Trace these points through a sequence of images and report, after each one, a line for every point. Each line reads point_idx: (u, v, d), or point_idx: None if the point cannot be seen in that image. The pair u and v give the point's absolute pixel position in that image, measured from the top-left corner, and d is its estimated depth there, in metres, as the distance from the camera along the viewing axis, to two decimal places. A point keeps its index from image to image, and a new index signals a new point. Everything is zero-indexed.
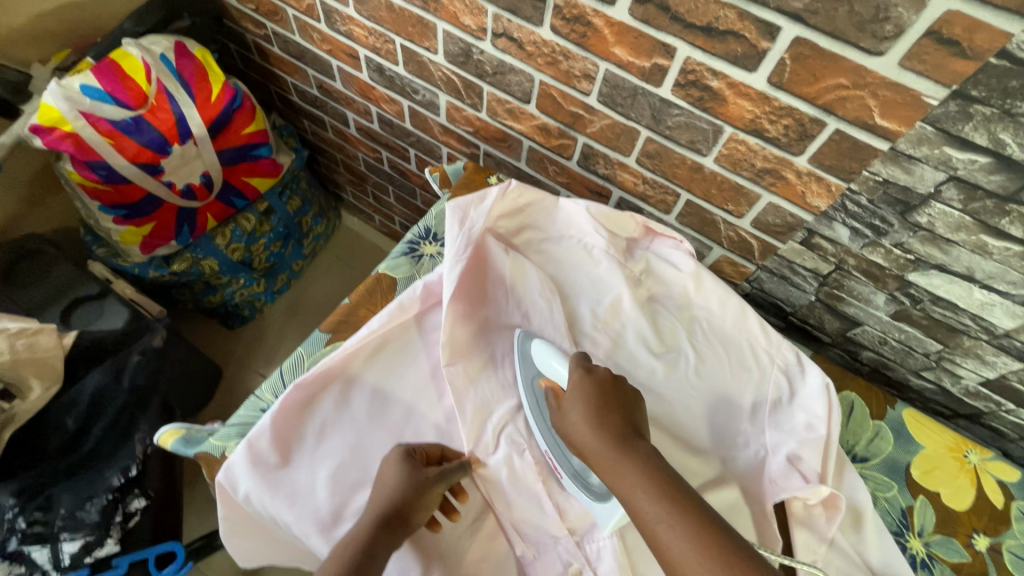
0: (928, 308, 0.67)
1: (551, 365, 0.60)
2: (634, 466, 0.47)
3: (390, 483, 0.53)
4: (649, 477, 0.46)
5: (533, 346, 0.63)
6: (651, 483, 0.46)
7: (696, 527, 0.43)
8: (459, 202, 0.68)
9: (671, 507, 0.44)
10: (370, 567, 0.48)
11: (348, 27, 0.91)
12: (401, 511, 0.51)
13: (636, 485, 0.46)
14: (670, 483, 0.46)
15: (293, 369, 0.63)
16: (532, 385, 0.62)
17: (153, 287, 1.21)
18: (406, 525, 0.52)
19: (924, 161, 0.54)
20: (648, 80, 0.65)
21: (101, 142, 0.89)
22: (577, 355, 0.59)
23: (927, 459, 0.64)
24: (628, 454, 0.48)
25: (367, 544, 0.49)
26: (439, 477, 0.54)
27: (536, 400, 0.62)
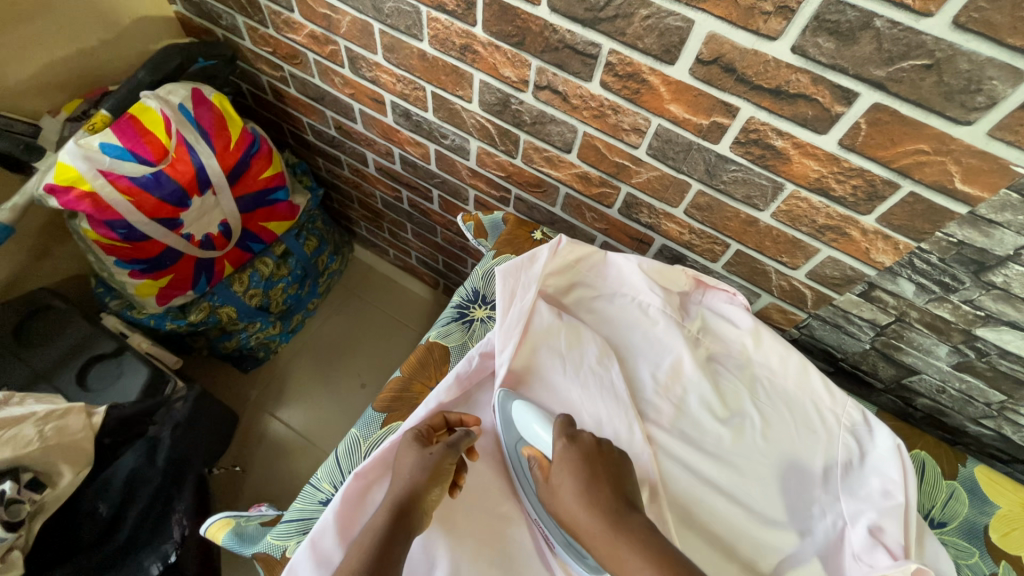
0: (995, 361, 0.66)
1: (534, 432, 0.59)
2: (562, 456, 0.54)
3: (405, 471, 0.53)
4: (575, 463, 0.53)
5: (513, 408, 0.62)
6: (575, 468, 0.53)
7: (607, 508, 0.50)
8: (509, 266, 0.68)
9: (592, 494, 0.51)
10: (392, 549, 0.48)
11: (374, 73, 0.88)
12: (415, 496, 0.51)
13: (560, 470, 0.53)
14: (600, 469, 0.53)
15: (349, 453, 0.61)
16: (517, 454, 0.61)
17: (167, 336, 1.17)
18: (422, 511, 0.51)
19: (1005, 226, 0.52)
20: (705, 137, 0.63)
21: (120, 200, 0.85)
22: (562, 420, 0.59)
23: (1005, 521, 0.62)
24: (565, 446, 0.55)
25: (385, 530, 0.48)
26: (448, 448, 0.55)
27: (521, 467, 0.61)
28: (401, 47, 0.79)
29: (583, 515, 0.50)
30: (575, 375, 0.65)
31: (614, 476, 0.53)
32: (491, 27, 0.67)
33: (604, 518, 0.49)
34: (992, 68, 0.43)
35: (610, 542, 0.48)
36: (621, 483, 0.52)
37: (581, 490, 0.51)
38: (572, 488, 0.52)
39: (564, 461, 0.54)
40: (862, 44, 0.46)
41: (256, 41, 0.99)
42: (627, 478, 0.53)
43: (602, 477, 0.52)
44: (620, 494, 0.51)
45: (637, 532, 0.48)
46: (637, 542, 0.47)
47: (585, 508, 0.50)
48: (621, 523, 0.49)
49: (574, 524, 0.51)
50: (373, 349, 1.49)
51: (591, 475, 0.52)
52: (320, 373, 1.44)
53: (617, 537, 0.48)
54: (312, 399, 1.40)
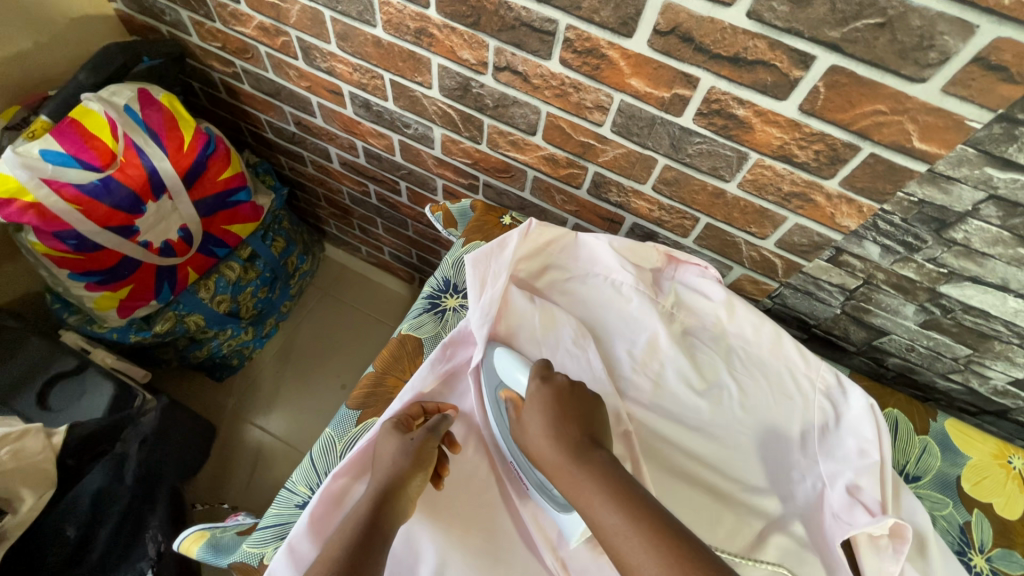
0: (959, 316, 0.67)
1: (514, 376, 0.59)
2: (533, 395, 0.54)
3: (388, 458, 0.53)
4: (544, 399, 0.53)
5: (496, 355, 0.62)
6: (544, 405, 0.53)
7: (570, 443, 0.50)
8: (479, 253, 0.65)
9: (557, 429, 0.51)
10: (377, 534, 0.47)
11: (329, 63, 0.86)
12: (399, 481, 0.50)
13: (530, 407, 0.54)
14: (570, 408, 0.53)
15: (324, 455, 0.59)
16: (495, 398, 0.61)
17: (133, 350, 1.12)
18: (407, 496, 0.51)
19: (963, 182, 0.53)
20: (668, 110, 0.62)
21: (67, 210, 0.81)
22: (539, 364, 0.58)
23: (975, 470, 0.64)
24: (536, 385, 0.55)
25: (368, 517, 0.47)
26: (431, 433, 0.55)
27: (499, 411, 0.61)
28: (355, 34, 0.77)
29: (548, 447, 0.50)
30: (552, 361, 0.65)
31: (583, 416, 0.52)
32: (445, 8, 0.65)
33: (567, 454, 0.49)
34: (943, 23, 0.43)
35: (568, 472, 0.48)
36: (590, 423, 0.52)
37: (549, 428, 0.52)
38: (540, 425, 0.52)
39: (535, 399, 0.54)
40: (816, 6, 0.46)
41: (204, 36, 0.95)
42: (596, 419, 0.53)
43: (571, 416, 0.52)
44: (586, 432, 0.51)
45: (598, 467, 0.47)
46: (596, 476, 0.46)
47: (548, 439, 0.51)
48: (584, 457, 0.48)
49: (540, 457, 0.51)
50: (352, 348, 1.46)
51: (559, 412, 0.52)
52: (298, 375, 1.41)
53: (578, 469, 0.47)
54: (291, 403, 1.37)
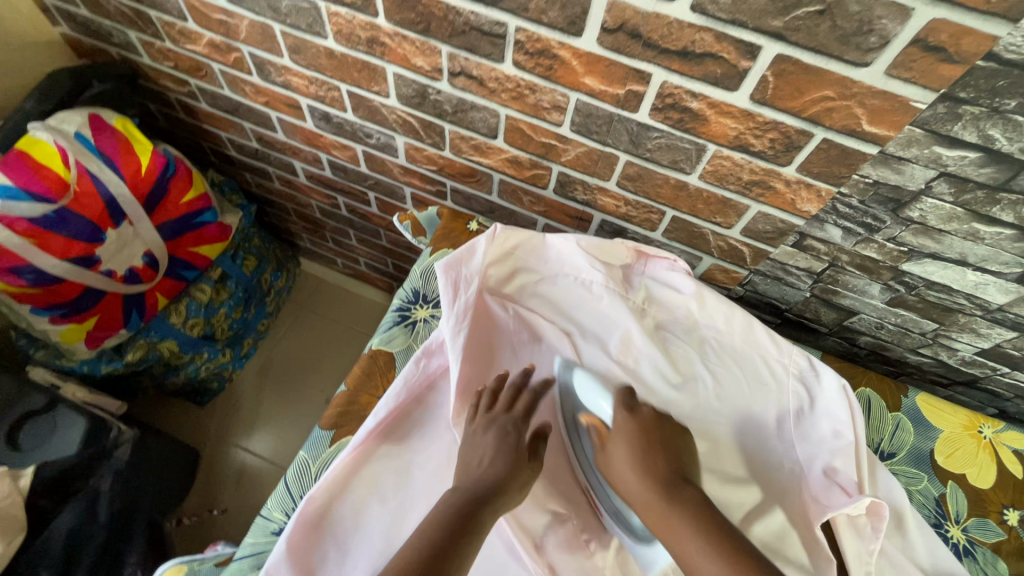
0: (923, 292, 0.68)
1: (597, 403, 0.59)
2: (620, 425, 0.55)
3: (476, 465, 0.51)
4: (630, 435, 0.54)
5: (576, 378, 0.62)
6: (630, 438, 0.54)
7: (659, 478, 0.50)
8: (448, 261, 0.65)
9: (647, 464, 0.51)
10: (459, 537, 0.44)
11: (284, 77, 0.84)
12: (498, 487, 0.49)
13: (615, 440, 0.54)
14: (654, 442, 0.53)
15: (299, 478, 0.58)
16: (575, 420, 0.63)
17: (107, 381, 1.10)
18: (509, 495, 0.49)
19: (914, 162, 0.53)
20: (624, 107, 0.62)
21: (22, 244, 0.79)
22: (622, 391, 0.59)
23: (947, 442, 0.65)
24: (623, 417, 0.55)
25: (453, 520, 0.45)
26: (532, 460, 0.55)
27: (579, 436, 0.63)
28: (307, 47, 0.76)
29: (638, 485, 0.51)
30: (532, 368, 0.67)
31: (670, 451, 0.53)
32: (394, 16, 0.65)
33: (657, 489, 0.49)
34: (880, 7, 0.43)
35: (660, 511, 0.48)
36: (678, 460, 0.52)
37: (636, 466, 0.52)
38: (627, 459, 0.52)
39: (620, 432, 0.55)
40: None
41: (155, 56, 0.93)
42: (683, 452, 0.54)
43: (655, 447, 0.53)
44: (673, 468, 0.51)
45: (691, 507, 0.47)
46: (687, 515, 0.47)
47: (638, 476, 0.51)
48: (675, 495, 0.48)
49: (627, 489, 0.52)
50: (335, 362, 1.45)
51: (645, 449, 0.52)
52: (281, 394, 1.39)
53: (670, 508, 0.48)
54: (277, 422, 1.36)
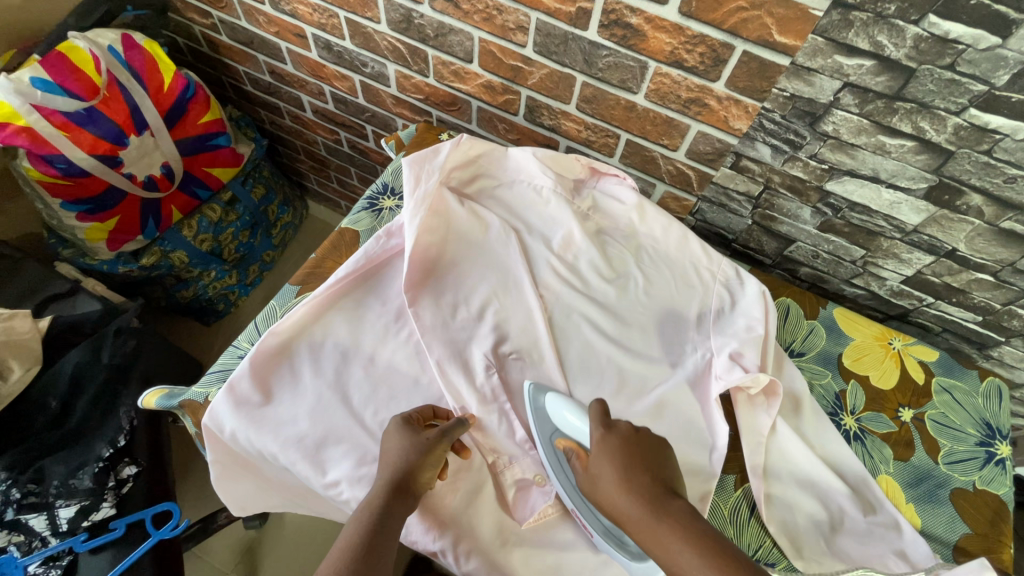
0: (848, 215, 0.74)
1: (566, 420, 0.57)
2: (597, 445, 0.50)
3: (395, 451, 0.53)
4: (611, 451, 0.48)
5: (547, 401, 0.60)
6: (612, 455, 0.48)
7: (646, 493, 0.45)
8: (414, 157, 0.71)
9: (630, 479, 0.46)
10: (386, 533, 0.47)
11: (292, 6, 0.94)
12: (411, 473, 0.51)
13: (598, 460, 0.48)
14: (638, 453, 0.48)
15: (267, 320, 0.68)
16: (551, 447, 0.59)
17: (123, 285, 1.21)
18: (413, 489, 0.51)
19: (821, 72, 0.60)
20: (576, 24, 0.70)
21: (57, 135, 0.90)
22: (596, 408, 0.54)
23: (857, 348, 0.71)
24: (599, 436, 0.50)
25: (383, 503, 0.49)
26: (442, 434, 0.55)
27: (557, 460, 0.58)
28: None
29: (625, 504, 0.45)
30: (484, 259, 0.72)
31: (653, 464, 0.47)
32: None
33: (646, 508, 0.44)
34: None
35: (652, 531, 0.43)
36: (659, 470, 0.47)
37: (620, 483, 0.46)
38: (611, 477, 0.47)
39: (603, 449, 0.49)
40: None
41: None
42: (667, 467, 0.48)
43: (639, 461, 0.47)
44: (660, 480, 0.46)
45: (679, 519, 0.43)
46: (681, 532, 0.42)
47: (621, 492, 0.46)
48: (665, 509, 0.44)
49: (616, 512, 0.46)
50: None
51: (629, 466, 0.47)
52: None
53: (658, 523, 0.43)
54: None
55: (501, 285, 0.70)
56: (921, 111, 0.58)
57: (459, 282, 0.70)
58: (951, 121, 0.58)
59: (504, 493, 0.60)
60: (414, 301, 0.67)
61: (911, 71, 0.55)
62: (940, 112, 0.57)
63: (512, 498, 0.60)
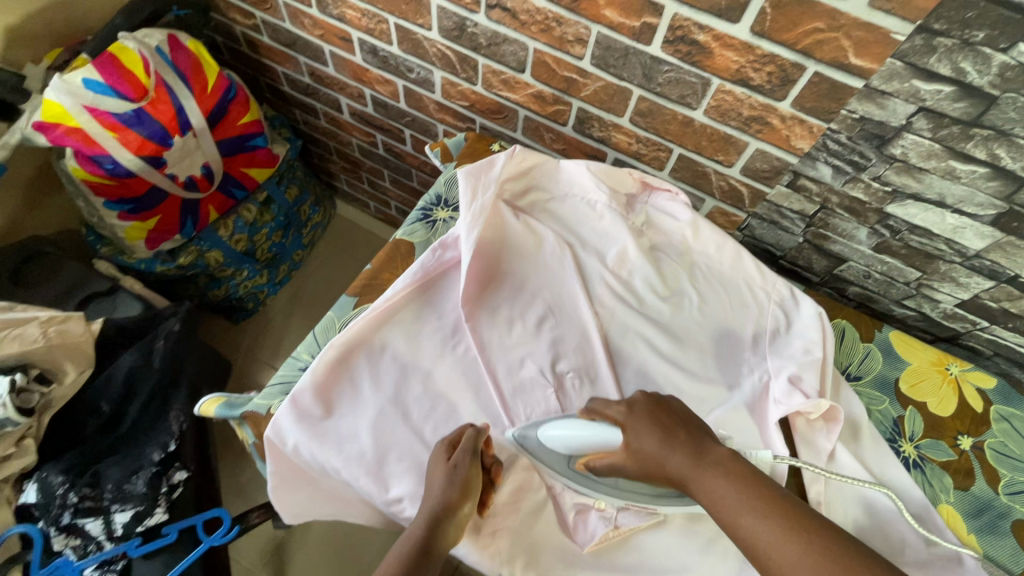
0: (906, 237, 0.73)
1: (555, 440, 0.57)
2: (627, 416, 0.53)
3: (435, 484, 0.53)
4: (646, 415, 0.52)
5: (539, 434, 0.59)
6: (648, 424, 0.52)
7: (688, 450, 0.49)
8: (470, 169, 0.71)
9: (669, 440, 0.50)
10: (425, 567, 0.49)
11: (340, 10, 0.93)
12: (448, 505, 0.51)
13: (634, 427, 0.52)
14: (667, 416, 0.52)
15: (324, 331, 0.67)
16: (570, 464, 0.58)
17: (159, 283, 1.21)
18: (452, 523, 0.51)
19: (895, 96, 0.59)
20: (639, 39, 0.69)
21: (104, 136, 0.91)
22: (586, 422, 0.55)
23: (914, 373, 0.70)
24: (625, 408, 0.54)
25: (422, 537, 0.50)
26: (473, 456, 0.54)
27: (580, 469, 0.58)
28: None
29: (670, 461, 0.49)
30: (539, 274, 0.72)
31: (686, 425, 0.52)
32: None
33: (689, 461, 0.49)
34: None
35: (698, 484, 0.48)
36: (691, 429, 0.51)
37: (660, 443, 0.50)
38: (651, 438, 0.51)
39: (633, 414, 0.53)
40: None
41: None
42: (692, 422, 0.53)
43: (670, 424, 0.52)
44: (696, 441, 0.50)
45: (723, 469, 0.48)
46: (725, 477, 0.47)
47: (665, 449, 0.50)
48: (707, 465, 0.48)
49: (658, 471, 0.50)
50: None
51: (666, 429, 0.51)
52: (306, 318, 1.50)
53: (705, 475, 0.48)
54: None
55: (555, 301, 0.70)
56: (999, 139, 0.57)
57: (512, 297, 0.70)
58: None
59: (563, 515, 0.60)
60: (469, 316, 0.67)
61: (993, 99, 0.55)
62: (1019, 140, 0.56)
63: (571, 521, 0.60)
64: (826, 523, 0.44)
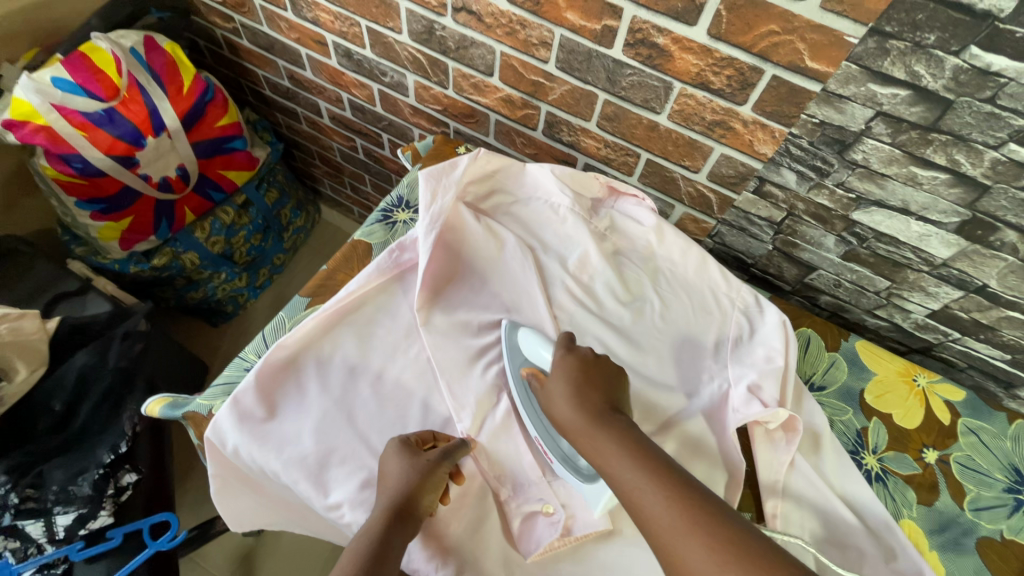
0: (874, 245, 0.72)
1: (538, 353, 0.61)
2: (559, 361, 0.55)
3: (394, 478, 0.51)
4: (568, 368, 0.54)
5: (520, 335, 0.64)
6: (569, 372, 0.53)
7: (590, 405, 0.50)
8: (431, 170, 0.70)
9: (579, 391, 0.51)
10: (384, 566, 0.46)
11: (313, 13, 0.93)
12: (410, 500, 0.50)
13: (553, 377, 0.54)
14: (591, 375, 0.53)
15: (275, 332, 0.67)
16: (517, 376, 0.62)
17: (133, 285, 1.21)
18: (411, 519, 0.49)
19: (853, 100, 0.58)
20: (601, 43, 0.69)
21: (74, 135, 0.90)
22: (563, 337, 0.59)
23: (880, 384, 0.69)
24: (561, 354, 0.56)
25: (381, 534, 0.47)
26: (441, 457, 0.54)
27: (521, 389, 0.61)
28: None
29: (568, 411, 0.51)
30: (498, 278, 0.70)
31: (604, 385, 0.52)
32: None
33: (586, 411, 0.49)
34: None
35: (588, 435, 0.48)
36: (608, 390, 0.52)
37: (570, 394, 0.51)
38: (563, 389, 0.52)
39: (559, 367, 0.54)
40: None
41: None
42: (615, 383, 0.53)
43: (589, 380, 0.52)
44: (606, 398, 0.51)
45: (611, 424, 0.48)
46: (612, 433, 0.47)
47: (570, 401, 0.51)
48: (603, 418, 0.48)
49: (562, 421, 0.51)
50: None
51: (579, 382, 0.52)
52: None
53: (594, 428, 0.48)
54: None
55: (513, 307, 0.69)
56: (957, 144, 0.56)
57: (469, 300, 0.68)
58: (987, 155, 0.55)
59: (509, 524, 0.58)
60: (424, 318, 0.66)
61: (948, 103, 0.54)
62: (977, 145, 0.55)
63: (517, 529, 0.58)
64: (697, 483, 0.42)
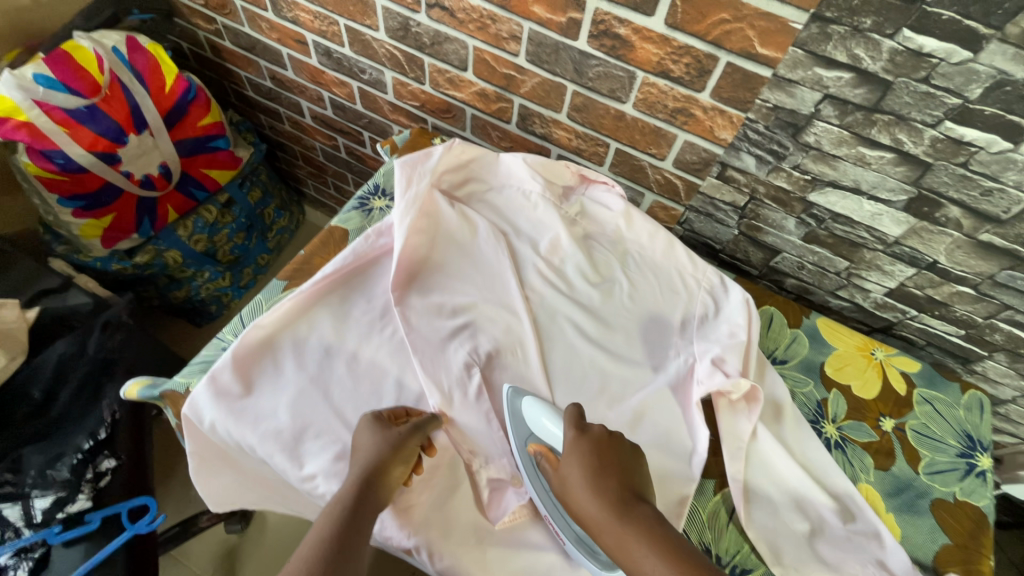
0: (831, 226, 0.75)
1: (541, 425, 0.57)
2: (572, 446, 0.51)
3: (366, 449, 0.53)
4: (583, 454, 0.50)
5: (523, 403, 0.60)
6: (584, 461, 0.50)
7: (613, 498, 0.47)
8: (406, 159, 0.72)
9: (599, 483, 0.48)
10: (358, 537, 0.47)
11: (293, 13, 0.96)
12: (382, 468, 0.52)
13: (567, 461, 0.50)
14: (607, 459, 0.50)
15: (252, 314, 0.69)
16: (524, 450, 0.59)
17: (115, 282, 1.21)
18: (384, 486, 0.51)
19: (801, 84, 0.61)
20: (567, 35, 0.72)
21: (56, 131, 0.92)
22: (572, 412, 0.55)
23: (839, 358, 0.72)
24: (573, 438, 0.52)
25: (353, 500, 0.49)
26: (413, 429, 0.56)
27: (529, 465, 0.58)
28: None
29: (591, 506, 0.47)
30: (472, 261, 0.73)
31: (624, 468, 0.49)
32: None
33: (613, 509, 0.46)
34: None
35: (617, 536, 0.45)
36: (629, 476, 0.49)
37: (590, 487, 0.48)
38: (581, 480, 0.48)
39: (574, 451, 0.51)
40: None
41: None
42: (636, 468, 0.50)
43: (608, 467, 0.49)
44: (627, 487, 0.48)
45: (645, 525, 0.45)
46: (645, 535, 0.44)
47: (590, 494, 0.47)
48: (632, 514, 0.46)
49: (581, 514, 0.48)
50: None
51: (598, 471, 0.48)
52: None
53: (624, 527, 0.45)
54: None
55: (485, 288, 0.71)
56: (899, 123, 0.60)
57: (443, 282, 0.70)
58: (927, 133, 0.59)
59: (479, 493, 0.60)
60: (399, 299, 0.68)
61: (888, 84, 0.57)
62: (917, 124, 0.59)
63: (487, 498, 0.60)
64: None
